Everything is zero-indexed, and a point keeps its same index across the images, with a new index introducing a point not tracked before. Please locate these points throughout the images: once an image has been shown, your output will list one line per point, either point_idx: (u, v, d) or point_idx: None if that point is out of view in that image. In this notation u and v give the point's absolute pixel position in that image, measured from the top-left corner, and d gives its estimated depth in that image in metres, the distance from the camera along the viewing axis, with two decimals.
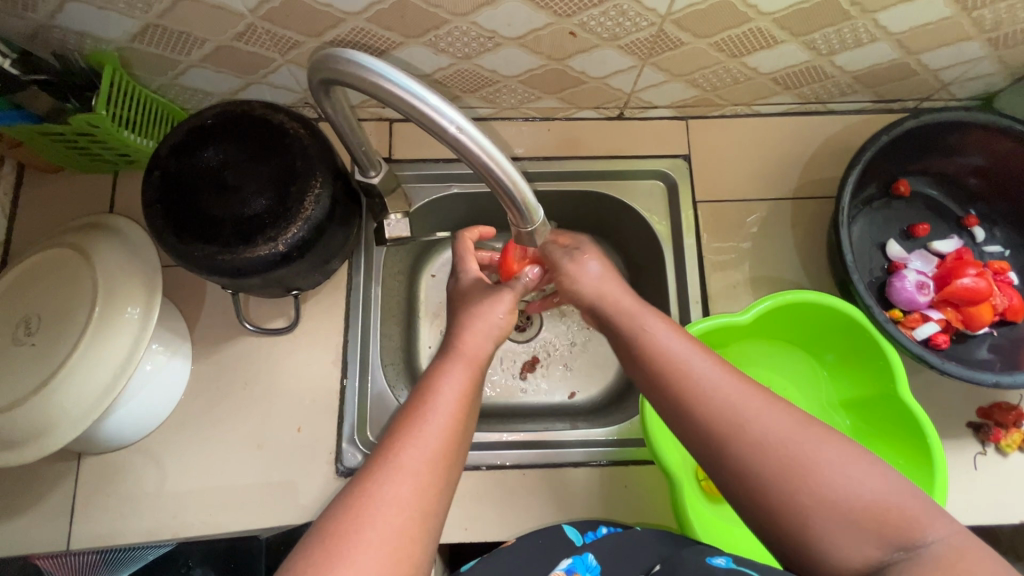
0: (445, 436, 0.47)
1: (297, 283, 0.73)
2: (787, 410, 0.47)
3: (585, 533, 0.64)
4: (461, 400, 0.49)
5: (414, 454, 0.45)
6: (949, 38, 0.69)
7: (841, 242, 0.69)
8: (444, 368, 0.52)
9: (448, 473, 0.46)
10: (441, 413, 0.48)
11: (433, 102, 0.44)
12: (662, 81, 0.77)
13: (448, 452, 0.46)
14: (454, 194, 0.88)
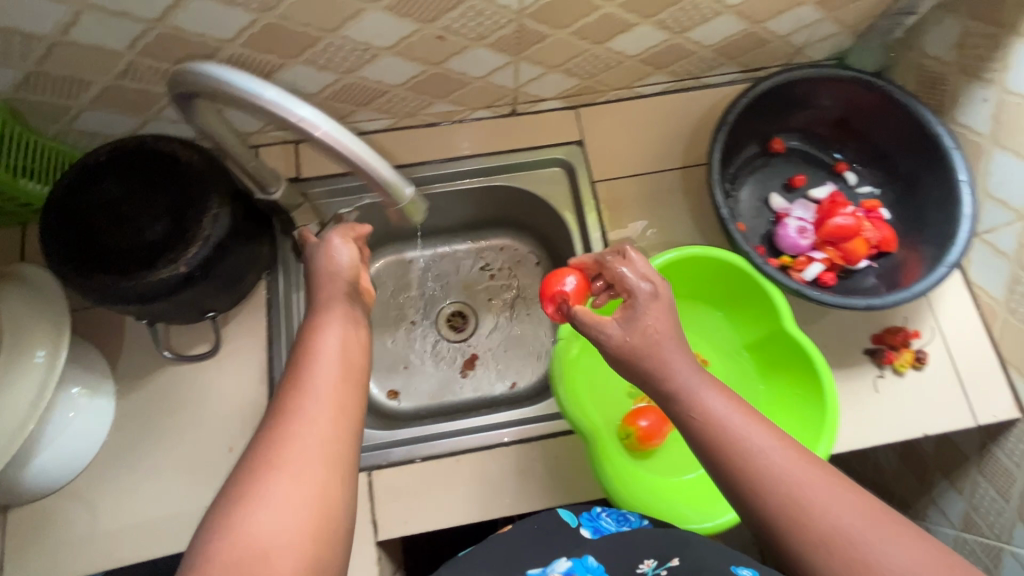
0: (328, 407, 0.49)
1: (211, 305, 0.75)
2: (845, 494, 0.46)
3: (580, 514, 0.63)
4: (337, 376, 0.52)
5: (306, 430, 0.47)
6: (784, 4, 0.76)
7: (715, 198, 0.74)
8: (314, 345, 0.55)
9: (341, 441, 0.47)
10: (321, 387, 0.50)
11: (271, 96, 0.47)
12: (541, 74, 0.82)
13: (342, 419, 0.49)
14: (366, 205, 0.91)
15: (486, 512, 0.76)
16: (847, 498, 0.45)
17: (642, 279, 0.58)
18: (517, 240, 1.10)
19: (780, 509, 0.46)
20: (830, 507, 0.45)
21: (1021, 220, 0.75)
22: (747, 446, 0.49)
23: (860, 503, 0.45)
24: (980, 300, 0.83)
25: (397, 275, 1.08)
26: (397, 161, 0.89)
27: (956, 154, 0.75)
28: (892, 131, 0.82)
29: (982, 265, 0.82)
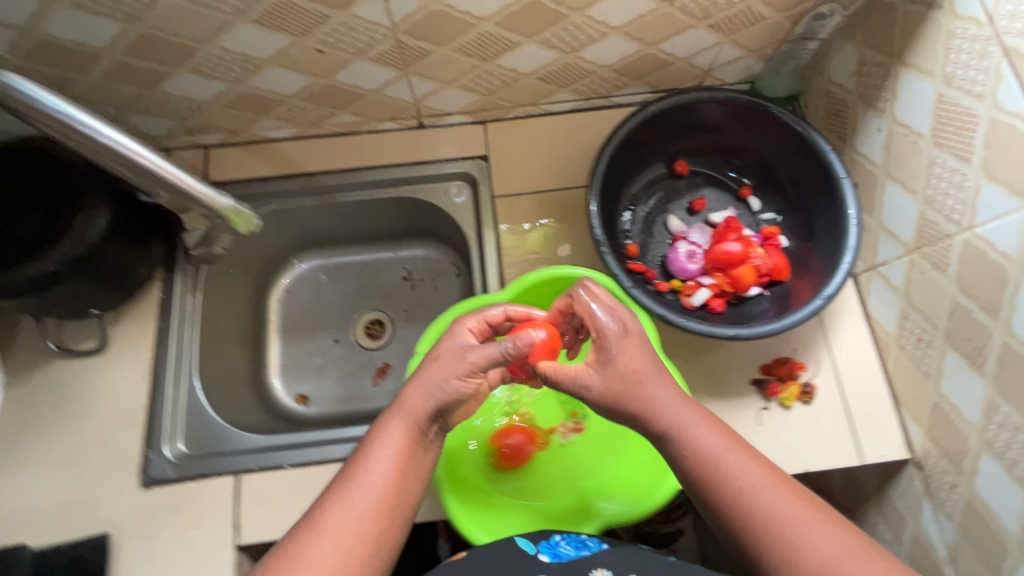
0: (386, 490, 0.54)
1: (94, 303, 0.77)
2: (833, 530, 0.50)
3: (538, 542, 0.59)
4: (400, 456, 0.56)
5: (333, 521, 0.52)
6: (673, 27, 0.76)
7: (591, 218, 0.74)
8: (383, 427, 0.58)
9: (383, 526, 0.53)
10: (382, 469, 0.55)
11: (87, 122, 0.58)
12: (437, 89, 0.83)
13: (382, 503, 0.54)
14: (273, 210, 0.93)
15: None
16: (803, 502, 0.51)
17: (609, 316, 0.58)
18: (442, 252, 1.06)
19: (761, 535, 0.50)
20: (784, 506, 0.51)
21: (909, 254, 0.73)
22: (718, 461, 0.53)
23: (796, 494, 0.52)
24: (877, 335, 0.80)
25: (318, 283, 1.06)
26: (303, 169, 0.91)
27: (848, 182, 0.73)
28: (790, 158, 0.80)
29: (878, 299, 0.79)
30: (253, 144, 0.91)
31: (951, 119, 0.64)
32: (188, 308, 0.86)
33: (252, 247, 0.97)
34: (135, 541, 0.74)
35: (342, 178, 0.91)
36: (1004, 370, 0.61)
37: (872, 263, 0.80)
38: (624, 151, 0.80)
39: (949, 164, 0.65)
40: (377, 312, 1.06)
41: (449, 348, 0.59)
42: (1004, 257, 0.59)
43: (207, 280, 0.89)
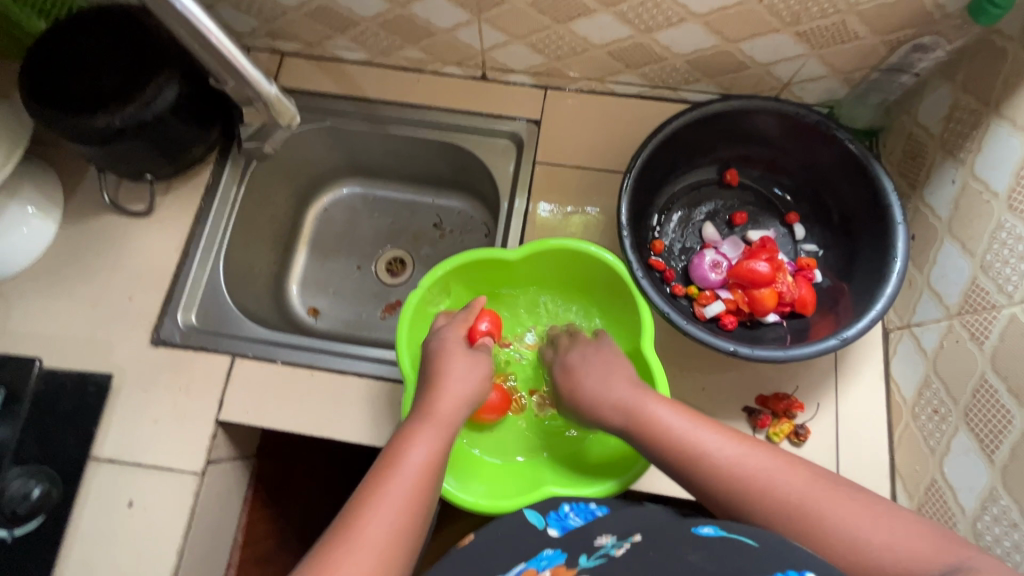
0: (423, 482, 0.52)
1: (149, 169, 0.84)
2: (796, 471, 0.50)
3: (548, 515, 0.58)
4: (435, 449, 0.55)
5: (376, 514, 0.48)
6: (756, 27, 0.73)
7: (621, 200, 0.72)
8: (413, 428, 0.57)
9: (417, 519, 0.50)
10: (414, 464, 0.53)
11: None
12: (505, 42, 0.84)
13: (420, 495, 0.51)
14: (328, 127, 0.97)
15: (317, 429, 0.78)
16: (847, 498, 0.47)
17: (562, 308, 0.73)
18: (476, 208, 1.07)
19: (738, 495, 0.51)
20: (820, 499, 0.48)
21: (948, 319, 0.67)
22: (741, 466, 0.52)
23: (836, 491, 0.48)
24: (891, 397, 0.74)
25: (354, 208, 1.10)
26: (364, 94, 0.95)
27: (903, 228, 0.68)
28: (845, 190, 0.76)
29: (903, 360, 0.73)
30: (325, 61, 0.96)
31: None
32: (231, 196, 0.92)
33: (301, 161, 1.01)
34: (131, 388, 0.80)
35: (397, 111, 0.94)
36: (1015, 461, 0.56)
37: (906, 321, 0.74)
38: (674, 144, 0.78)
39: (1015, 231, 0.59)
40: (400, 250, 1.08)
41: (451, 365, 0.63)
42: None
43: (254, 176, 0.95)
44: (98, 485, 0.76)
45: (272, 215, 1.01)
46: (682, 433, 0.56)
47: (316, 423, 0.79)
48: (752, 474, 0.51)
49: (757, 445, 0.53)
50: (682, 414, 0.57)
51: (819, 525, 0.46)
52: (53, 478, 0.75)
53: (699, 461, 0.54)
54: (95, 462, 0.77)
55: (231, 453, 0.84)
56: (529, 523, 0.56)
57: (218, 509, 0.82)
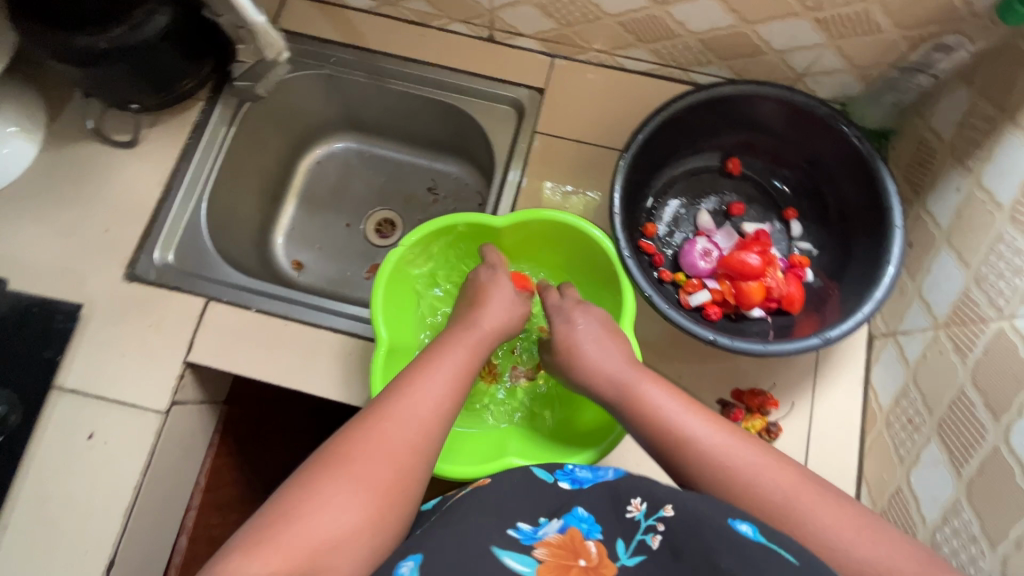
0: (452, 388, 0.54)
1: (135, 98, 0.81)
2: (782, 468, 0.49)
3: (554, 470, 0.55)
4: (469, 362, 0.57)
5: (403, 408, 0.50)
6: (775, 9, 0.69)
7: (616, 176, 0.70)
8: (451, 345, 0.58)
9: (441, 422, 0.51)
10: (451, 370, 0.55)
11: None
12: (515, 2, 0.80)
13: (449, 402, 0.53)
14: (326, 75, 0.93)
15: (286, 380, 0.77)
16: (824, 503, 0.46)
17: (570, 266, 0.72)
18: (472, 175, 1.04)
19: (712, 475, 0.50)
20: (802, 503, 0.46)
21: (935, 329, 0.65)
22: (723, 459, 0.50)
23: (817, 498, 0.46)
24: (869, 403, 0.73)
25: (349, 164, 1.08)
26: (366, 44, 0.92)
27: (900, 232, 0.67)
28: (846, 188, 0.74)
29: (884, 367, 0.72)
30: (329, 6, 0.93)
31: None
32: (220, 136, 0.90)
33: (296, 110, 0.99)
34: (101, 320, 0.79)
35: (397, 65, 0.91)
36: (983, 475, 0.55)
37: (893, 328, 0.72)
38: (677, 124, 0.75)
39: (1015, 244, 0.58)
40: (391, 211, 1.06)
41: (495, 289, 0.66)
42: None
43: (247, 118, 0.92)
44: (59, 414, 0.75)
45: (262, 161, 0.98)
46: (671, 414, 0.54)
47: (285, 375, 0.77)
48: (732, 471, 0.49)
49: (744, 438, 0.51)
50: (673, 398, 0.56)
51: (790, 523, 0.46)
52: (13, 402, 0.74)
53: (683, 446, 0.52)
54: (58, 391, 0.76)
55: (199, 397, 0.83)
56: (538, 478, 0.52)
57: (180, 451, 0.81)
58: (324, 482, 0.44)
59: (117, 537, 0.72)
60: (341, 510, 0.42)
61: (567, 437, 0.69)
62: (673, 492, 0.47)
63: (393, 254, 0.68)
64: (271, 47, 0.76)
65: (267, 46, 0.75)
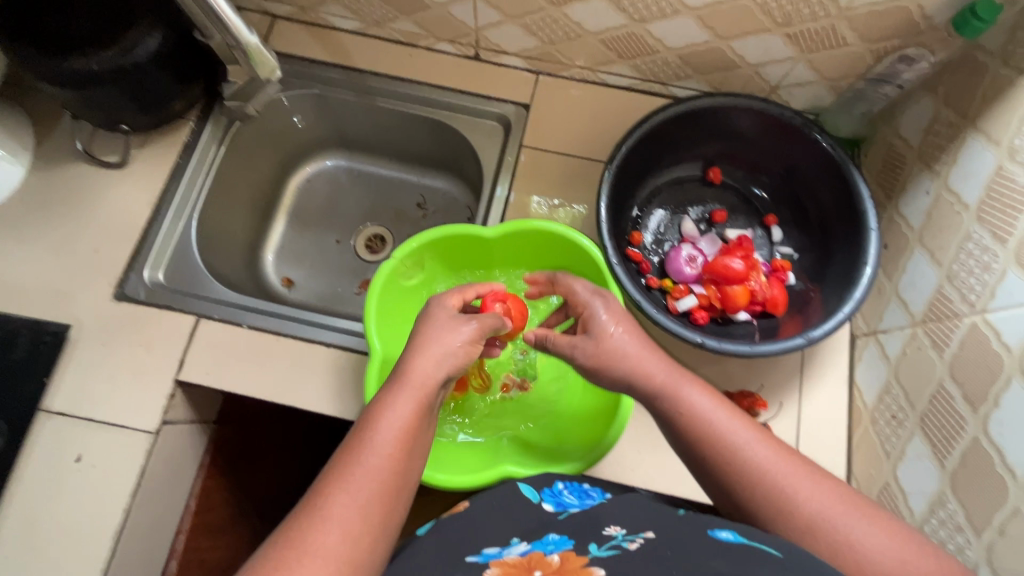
0: (379, 478, 0.44)
1: (125, 119, 0.82)
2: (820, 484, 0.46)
3: (542, 491, 0.58)
4: (404, 435, 0.46)
5: (319, 528, 0.40)
6: (747, 26, 0.73)
7: (602, 187, 0.72)
8: (388, 401, 0.49)
9: (373, 525, 0.42)
10: (379, 453, 0.45)
11: None
12: (499, 22, 0.83)
13: (376, 496, 0.43)
14: (316, 95, 0.95)
15: (278, 396, 0.77)
16: (864, 517, 0.43)
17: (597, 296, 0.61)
18: (461, 190, 1.06)
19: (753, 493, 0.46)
20: (839, 516, 0.43)
21: (913, 326, 0.68)
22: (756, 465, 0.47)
23: (856, 508, 0.44)
24: (854, 402, 0.74)
25: (338, 181, 1.09)
26: (354, 64, 0.94)
27: (876, 234, 0.70)
28: (822, 194, 0.77)
29: (867, 367, 0.74)
30: (317, 27, 0.95)
31: (1000, 196, 0.59)
32: (210, 156, 0.90)
33: (285, 129, 1.00)
34: (90, 340, 0.78)
35: (386, 84, 0.93)
36: (965, 466, 0.56)
37: (874, 328, 0.74)
38: (659, 135, 0.78)
39: (982, 241, 0.60)
40: (381, 227, 1.08)
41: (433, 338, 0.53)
42: (1006, 349, 0.54)
43: (236, 138, 0.93)
44: (46, 437, 0.74)
45: (251, 180, 0.99)
46: (707, 412, 0.50)
47: (278, 391, 0.77)
48: (766, 477, 0.46)
49: (781, 449, 0.48)
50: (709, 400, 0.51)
51: (824, 535, 0.43)
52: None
53: (716, 441, 0.49)
54: (45, 414, 0.75)
55: (190, 416, 0.82)
56: (523, 498, 0.57)
57: (170, 473, 0.80)
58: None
59: (106, 564, 0.71)
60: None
61: (559, 449, 0.69)
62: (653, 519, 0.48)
63: (384, 266, 0.69)
64: (264, 68, 0.76)
65: (261, 67, 0.76)
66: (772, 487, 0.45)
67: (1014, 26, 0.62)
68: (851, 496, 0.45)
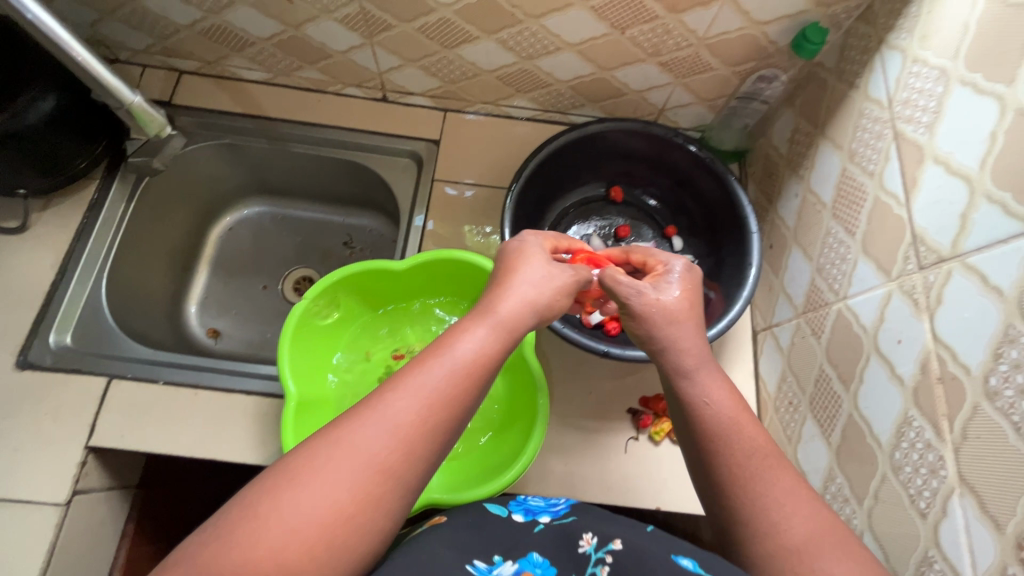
0: (447, 402, 0.44)
1: (22, 185, 0.80)
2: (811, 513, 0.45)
3: (510, 505, 0.60)
4: (477, 367, 0.47)
5: (381, 423, 0.41)
6: (624, 57, 0.80)
7: (505, 212, 0.76)
8: (469, 324, 0.50)
9: (428, 433, 0.43)
10: (450, 369, 0.46)
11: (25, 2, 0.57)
12: (400, 65, 0.87)
13: (439, 416, 0.44)
14: (227, 145, 0.96)
15: (200, 450, 0.75)
16: (841, 557, 0.42)
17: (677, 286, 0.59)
18: (386, 226, 1.08)
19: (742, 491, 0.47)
20: (811, 554, 0.42)
21: (796, 317, 0.74)
22: (746, 480, 0.47)
23: (836, 546, 0.42)
24: (760, 393, 0.80)
25: (262, 227, 1.09)
26: (264, 113, 0.95)
27: (757, 237, 0.76)
28: (710, 204, 0.84)
29: (767, 359, 0.79)
30: (224, 79, 0.96)
31: (846, 194, 0.66)
32: (119, 214, 0.89)
33: (200, 180, 1.00)
34: None
35: (297, 130, 0.95)
36: (846, 440, 0.61)
37: (769, 322, 0.80)
38: (557, 161, 0.83)
39: (839, 235, 0.67)
40: (309, 269, 1.08)
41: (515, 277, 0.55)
42: (863, 329, 0.60)
43: (147, 194, 0.92)
44: None
45: (168, 233, 0.98)
46: (725, 413, 0.51)
47: (198, 447, 0.75)
48: (747, 495, 0.47)
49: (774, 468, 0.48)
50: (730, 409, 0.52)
51: (787, 566, 0.43)
52: None
53: (719, 445, 0.50)
54: None
55: (107, 482, 0.79)
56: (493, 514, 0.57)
57: (88, 545, 0.76)
58: (274, 497, 0.37)
59: None
60: (289, 537, 0.36)
61: (498, 461, 0.72)
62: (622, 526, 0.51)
63: (296, 306, 0.70)
64: (156, 126, 0.77)
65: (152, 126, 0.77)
66: (756, 505, 0.46)
67: (843, 46, 0.71)
68: (837, 534, 0.44)
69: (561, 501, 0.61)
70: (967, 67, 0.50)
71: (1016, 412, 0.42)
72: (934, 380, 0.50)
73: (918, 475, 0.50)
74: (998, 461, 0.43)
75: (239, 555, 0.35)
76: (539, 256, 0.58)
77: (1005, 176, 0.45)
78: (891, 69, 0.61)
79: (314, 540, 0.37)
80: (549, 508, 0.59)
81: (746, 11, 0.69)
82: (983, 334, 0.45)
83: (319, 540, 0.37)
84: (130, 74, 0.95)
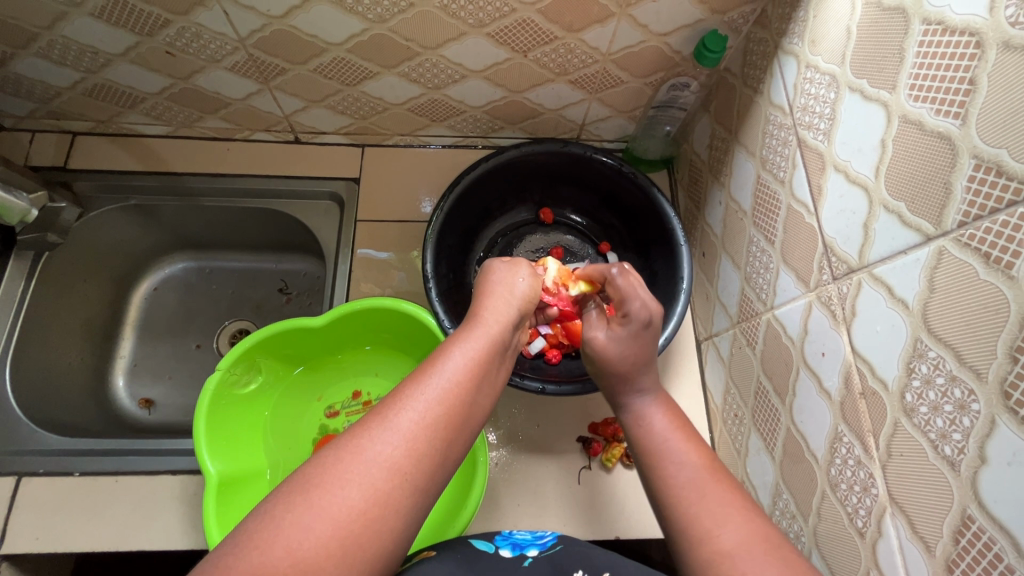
0: (453, 399, 0.43)
1: None
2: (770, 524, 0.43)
3: (495, 539, 0.57)
4: (477, 364, 0.46)
5: (388, 425, 0.40)
6: (533, 79, 0.77)
7: (425, 252, 0.72)
8: (463, 335, 0.49)
9: (434, 438, 0.41)
10: (448, 380, 0.44)
11: None
12: (305, 106, 0.84)
13: (446, 411, 0.42)
14: (134, 206, 0.90)
15: (123, 542, 0.70)
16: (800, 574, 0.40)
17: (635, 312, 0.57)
18: (320, 267, 0.99)
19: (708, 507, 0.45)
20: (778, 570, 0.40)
21: (732, 327, 0.72)
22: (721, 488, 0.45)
23: (769, 551, 0.40)
24: (709, 404, 0.78)
25: (189, 284, 1.00)
26: (170, 168, 0.90)
27: (686, 250, 0.74)
28: (638, 218, 0.83)
29: (712, 371, 0.78)
30: (123, 137, 0.91)
31: (762, 202, 0.65)
32: (19, 293, 0.82)
33: (111, 246, 0.92)
34: None
35: (206, 183, 0.90)
36: (788, 455, 0.60)
37: (710, 331, 0.79)
38: (477, 192, 0.81)
39: (760, 243, 0.66)
40: (243, 322, 0.99)
41: (492, 283, 0.55)
42: (790, 340, 0.59)
43: (49, 269, 0.84)
44: None
45: None
46: None
47: (123, 540, 0.70)
48: (719, 503, 0.44)
49: None
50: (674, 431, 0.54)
51: None
52: None
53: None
54: None
55: None
56: (479, 551, 0.55)
57: None
58: (279, 519, 0.35)
59: None
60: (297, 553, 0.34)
61: (450, 513, 0.71)
62: (610, 558, 0.52)
63: (212, 376, 0.66)
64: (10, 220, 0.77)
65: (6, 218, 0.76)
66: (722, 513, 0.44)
67: (744, 51, 0.70)
68: None
69: (549, 534, 0.59)
70: (853, 73, 0.50)
71: (932, 429, 0.41)
72: (858, 395, 0.49)
73: (853, 493, 0.49)
74: (921, 480, 0.42)
75: (258, 561, 0.34)
76: (508, 266, 0.57)
77: (898, 184, 0.44)
78: (788, 75, 0.60)
79: (334, 541, 0.35)
80: (536, 541, 0.57)
81: (644, 25, 0.68)
82: (895, 347, 0.44)
83: (338, 542, 0.35)
84: (18, 141, 0.89)
